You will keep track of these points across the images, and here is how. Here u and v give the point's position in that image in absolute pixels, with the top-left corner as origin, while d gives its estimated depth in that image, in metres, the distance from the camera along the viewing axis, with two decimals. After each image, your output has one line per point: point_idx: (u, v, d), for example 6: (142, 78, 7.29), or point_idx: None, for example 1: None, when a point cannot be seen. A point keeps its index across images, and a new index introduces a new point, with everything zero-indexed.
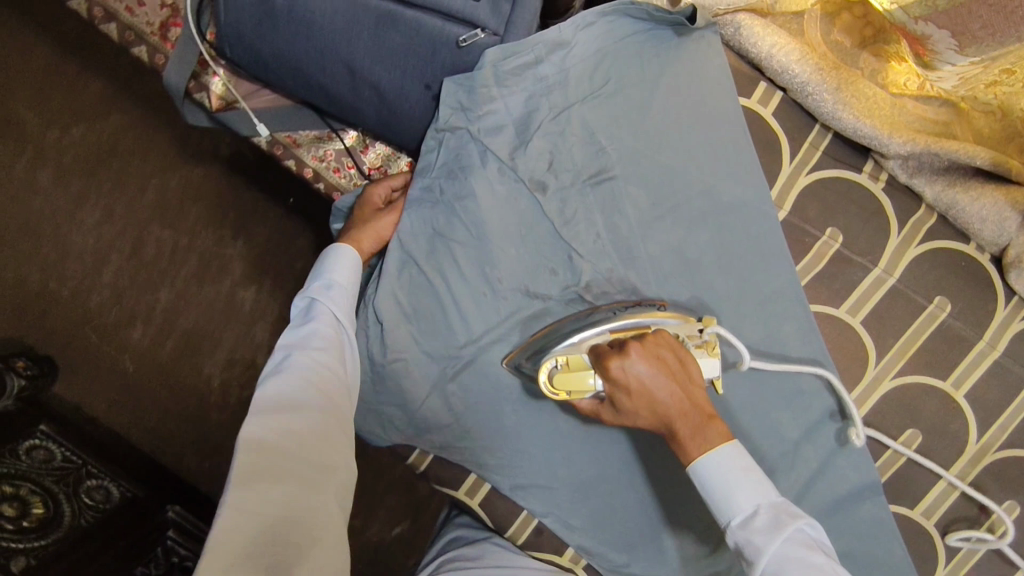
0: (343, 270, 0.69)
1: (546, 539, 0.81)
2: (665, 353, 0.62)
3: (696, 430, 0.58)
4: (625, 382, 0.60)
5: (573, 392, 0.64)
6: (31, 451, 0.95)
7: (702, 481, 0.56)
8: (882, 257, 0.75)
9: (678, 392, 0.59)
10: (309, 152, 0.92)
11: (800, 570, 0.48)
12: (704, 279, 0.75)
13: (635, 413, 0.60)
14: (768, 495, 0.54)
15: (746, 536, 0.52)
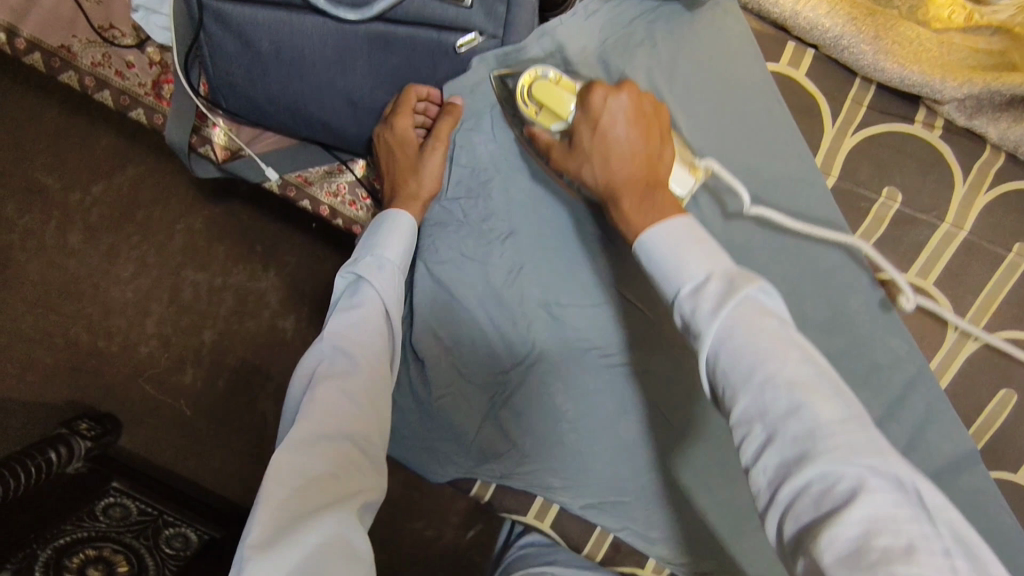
0: (393, 244, 0.67)
1: (626, 554, 0.79)
2: (653, 122, 0.60)
3: (639, 197, 0.55)
4: (598, 119, 0.58)
5: (546, 113, 0.63)
6: (110, 510, 1.03)
7: (651, 251, 0.49)
8: (948, 211, 0.69)
9: (642, 157, 0.58)
10: (322, 189, 0.89)
11: (751, 333, 0.41)
12: (753, 264, 0.70)
13: (586, 157, 0.59)
14: (719, 263, 0.46)
15: (694, 305, 0.44)
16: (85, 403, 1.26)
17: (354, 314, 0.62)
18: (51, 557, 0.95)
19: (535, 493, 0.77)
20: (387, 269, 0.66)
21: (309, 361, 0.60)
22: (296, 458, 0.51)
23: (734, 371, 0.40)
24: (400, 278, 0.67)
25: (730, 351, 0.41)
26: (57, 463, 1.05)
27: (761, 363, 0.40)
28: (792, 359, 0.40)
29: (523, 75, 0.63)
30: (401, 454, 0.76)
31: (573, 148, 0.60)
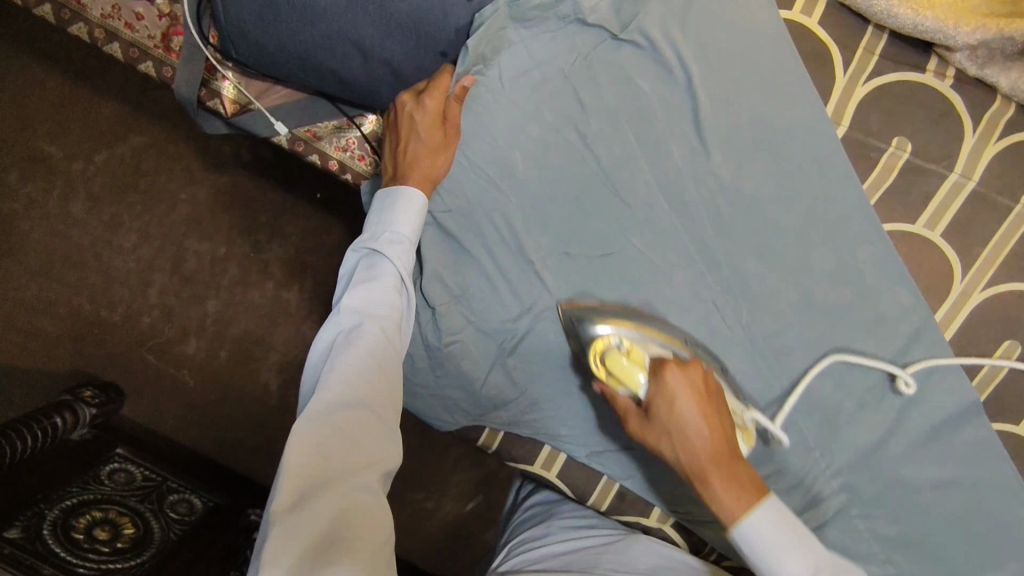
0: (406, 218, 0.64)
1: (631, 503, 0.80)
2: (719, 405, 0.61)
3: (728, 475, 0.56)
4: (673, 401, 0.58)
5: (614, 379, 0.64)
6: (115, 474, 1.08)
7: (752, 542, 0.54)
8: (958, 161, 0.70)
9: (713, 417, 0.58)
10: (331, 144, 0.89)
11: None
12: (762, 215, 0.71)
13: (664, 433, 0.58)
14: (821, 557, 0.54)
15: None
16: (89, 371, 1.27)
17: (367, 289, 0.60)
18: (58, 518, 0.95)
19: (541, 441, 0.79)
20: (401, 242, 0.63)
21: (325, 336, 0.59)
22: (314, 437, 0.50)
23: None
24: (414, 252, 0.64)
25: None
26: (64, 427, 1.09)
27: None
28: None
29: (596, 342, 0.67)
30: (411, 402, 0.77)
31: (650, 422, 0.59)
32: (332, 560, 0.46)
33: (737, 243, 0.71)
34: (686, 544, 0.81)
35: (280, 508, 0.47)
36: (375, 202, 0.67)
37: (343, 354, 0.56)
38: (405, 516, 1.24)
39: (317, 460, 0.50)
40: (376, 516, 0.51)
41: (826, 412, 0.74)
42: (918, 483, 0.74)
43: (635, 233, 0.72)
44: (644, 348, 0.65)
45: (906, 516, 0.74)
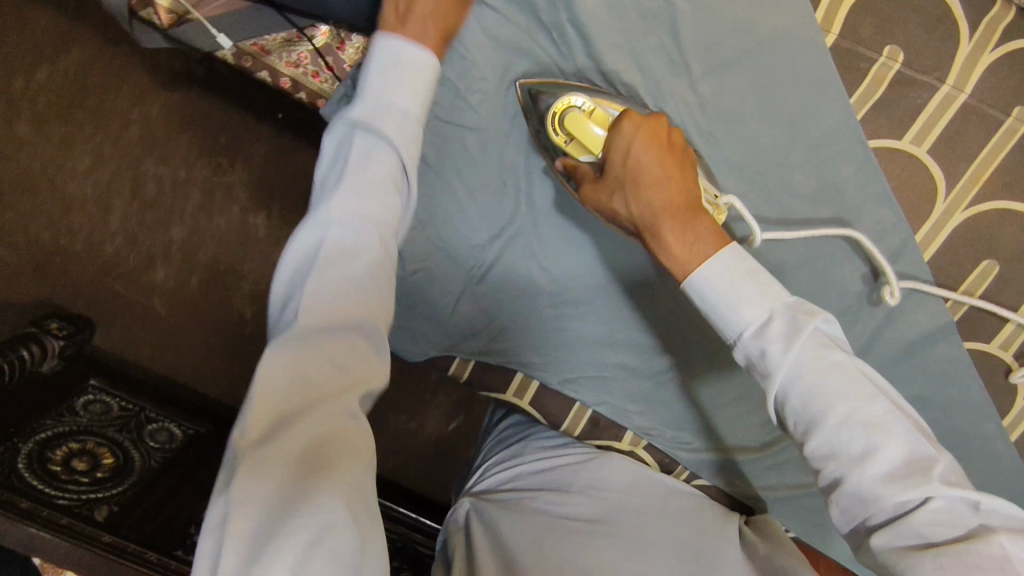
0: (407, 92, 0.57)
1: (605, 428, 0.81)
2: (680, 145, 0.62)
3: (681, 224, 0.58)
4: (628, 147, 0.61)
5: (576, 144, 0.64)
6: (90, 405, 1.08)
7: (702, 290, 0.55)
8: (951, 72, 0.65)
9: (675, 182, 0.60)
10: (281, 58, 0.83)
11: (824, 380, 0.50)
12: (748, 132, 0.67)
13: (617, 183, 0.62)
14: (777, 299, 0.53)
15: (761, 349, 0.52)
16: (53, 302, 1.21)
17: (360, 177, 0.52)
18: (33, 449, 0.95)
19: (513, 368, 0.78)
20: (408, 125, 0.56)
21: (307, 239, 0.50)
22: (295, 349, 0.44)
23: (808, 417, 0.50)
24: (416, 135, 0.57)
25: (800, 391, 0.50)
26: (31, 360, 1.06)
27: (833, 402, 0.49)
28: (863, 400, 0.49)
29: (556, 102, 0.63)
30: None
31: (606, 179, 0.62)
32: (306, 498, 0.41)
33: (717, 166, 0.68)
34: (657, 464, 0.82)
35: (247, 443, 0.41)
36: (370, 57, 0.57)
37: (336, 268, 0.48)
38: (386, 439, 1.24)
39: (299, 378, 0.44)
40: (360, 452, 0.44)
41: None
42: None
43: None
44: (609, 105, 0.63)
45: None
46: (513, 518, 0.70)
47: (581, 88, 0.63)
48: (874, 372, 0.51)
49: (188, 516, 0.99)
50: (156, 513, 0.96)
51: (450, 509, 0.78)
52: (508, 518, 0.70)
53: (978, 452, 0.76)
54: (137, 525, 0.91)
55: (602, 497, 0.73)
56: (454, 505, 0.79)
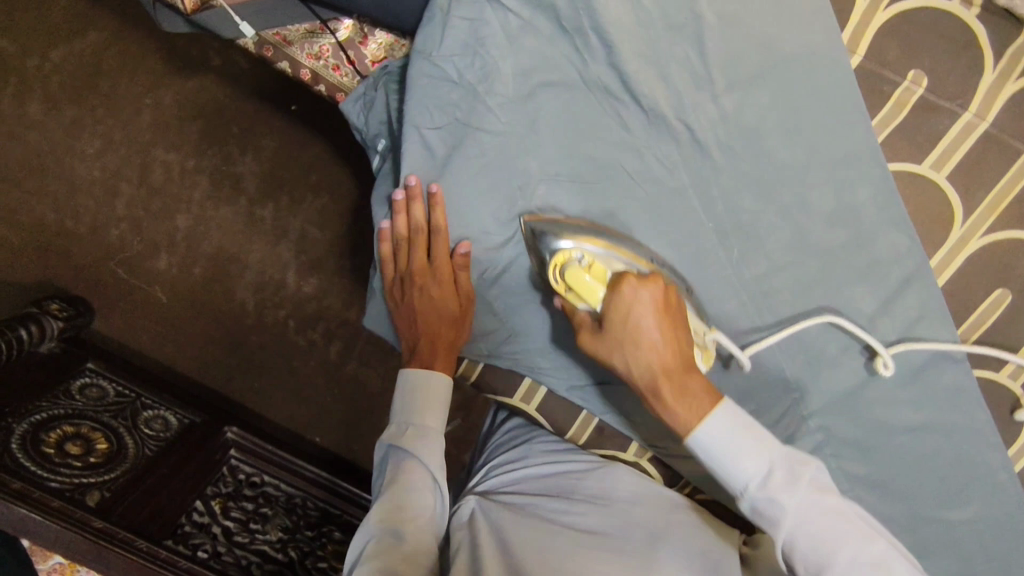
0: (426, 405, 0.73)
1: (608, 437, 0.81)
2: (676, 305, 0.63)
3: (681, 387, 0.60)
4: (633, 310, 0.61)
5: (574, 293, 0.64)
6: (87, 389, 1.08)
7: (706, 448, 0.58)
8: (973, 100, 0.66)
9: (673, 343, 0.61)
10: (302, 50, 0.83)
11: (824, 523, 0.54)
12: (767, 149, 0.67)
13: (619, 343, 0.62)
14: (775, 450, 0.57)
15: (767, 496, 0.55)
16: (56, 284, 1.22)
17: (391, 493, 0.68)
18: (27, 432, 0.94)
19: (522, 373, 0.78)
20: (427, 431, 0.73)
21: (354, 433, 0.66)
22: None
23: (817, 567, 0.54)
24: (438, 433, 0.73)
25: (811, 535, 0.54)
26: (28, 341, 1.06)
27: (834, 546, 0.53)
28: (863, 543, 0.54)
29: (556, 256, 0.65)
30: None
31: (606, 337, 0.62)
32: None
33: (733, 180, 0.68)
34: (659, 476, 0.83)
35: None
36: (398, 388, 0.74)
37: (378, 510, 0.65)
38: None
39: None
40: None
41: (808, 352, 0.73)
42: (891, 425, 0.75)
43: (628, 162, 0.68)
44: (608, 261, 0.64)
45: (874, 455, 0.76)
46: (518, 523, 0.70)
47: (575, 235, 0.65)
48: (857, 512, 0.55)
49: (178, 504, 1.00)
50: (147, 501, 0.96)
51: (452, 510, 0.79)
52: (512, 522, 0.71)
53: (981, 482, 0.76)
54: (130, 513, 0.92)
55: (603, 492, 0.75)
56: (456, 505, 0.80)
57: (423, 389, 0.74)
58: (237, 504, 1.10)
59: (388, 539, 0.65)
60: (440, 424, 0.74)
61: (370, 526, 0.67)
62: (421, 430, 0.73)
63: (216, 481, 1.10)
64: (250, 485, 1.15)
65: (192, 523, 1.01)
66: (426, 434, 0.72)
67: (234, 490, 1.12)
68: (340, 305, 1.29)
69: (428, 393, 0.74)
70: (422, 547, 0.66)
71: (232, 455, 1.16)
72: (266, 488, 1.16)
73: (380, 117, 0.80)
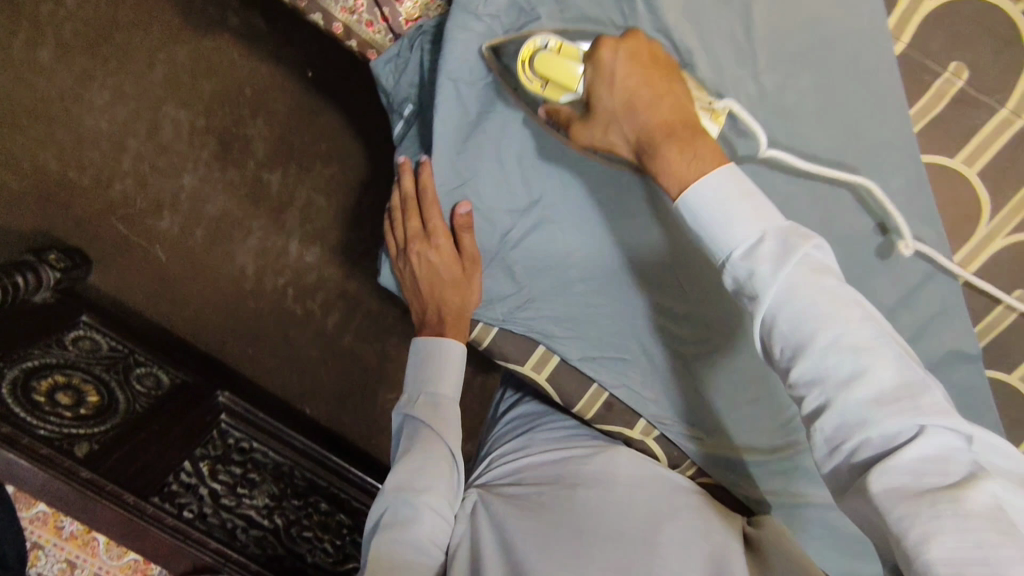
0: (444, 379, 0.78)
1: (617, 414, 0.79)
2: (661, 55, 0.59)
3: (681, 140, 0.54)
4: (611, 79, 0.57)
5: (554, 86, 0.61)
6: (80, 341, 1.08)
7: (696, 212, 0.51)
8: (1012, 96, 0.66)
9: (666, 103, 0.56)
10: (337, 4, 0.81)
11: (813, 300, 0.46)
12: (803, 131, 0.67)
13: (611, 116, 0.58)
14: (771, 221, 0.49)
15: (750, 264, 0.48)
16: (54, 235, 1.20)
17: (407, 463, 0.72)
18: (19, 378, 0.94)
19: (536, 340, 0.77)
20: (440, 406, 0.77)
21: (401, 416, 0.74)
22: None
23: (797, 343, 0.46)
24: (452, 408, 0.77)
25: (790, 316, 0.46)
26: (25, 287, 1.05)
27: (820, 327, 0.45)
28: (852, 326, 0.45)
29: (522, 50, 0.62)
30: None
31: (594, 117, 0.59)
32: None
33: (768, 159, 0.66)
34: (663, 456, 0.81)
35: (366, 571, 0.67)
36: (415, 363, 0.79)
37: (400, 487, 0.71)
38: None
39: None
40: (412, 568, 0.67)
41: None
42: None
43: None
44: (576, 41, 0.61)
45: None
46: (520, 513, 0.71)
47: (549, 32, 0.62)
48: (879, 317, 0.46)
49: (166, 462, 1.00)
50: (135, 458, 0.96)
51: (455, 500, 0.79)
52: (513, 512, 0.71)
53: None
54: (118, 467, 0.92)
55: (600, 470, 0.76)
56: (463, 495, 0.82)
57: (437, 357, 0.77)
58: (225, 468, 1.10)
59: (405, 511, 0.70)
60: (454, 392, 0.78)
61: (387, 496, 0.72)
62: (434, 400, 0.77)
63: (205, 443, 1.10)
64: (239, 449, 1.15)
65: (180, 483, 1.01)
66: (438, 403, 0.77)
67: (223, 453, 1.12)
68: (342, 276, 1.28)
69: (438, 360, 0.77)
70: (439, 515, 0.71)
71: (222, 419, 1.16)
72: (255, 454, 1.16)
73: (410, 80, 0.80)
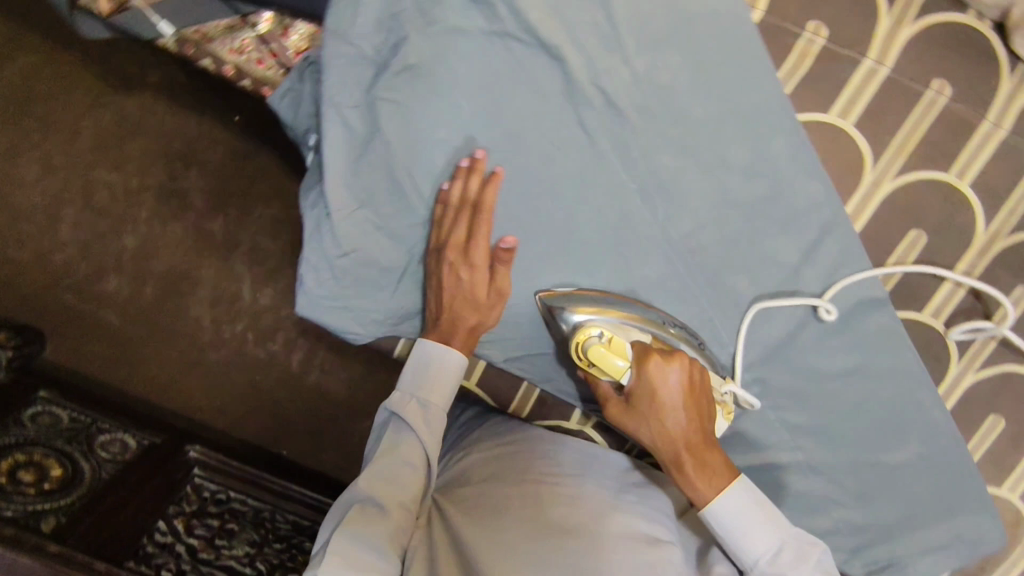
0: (435, 387, 0.74)
1: (552, 407, 0.83)
2: (700, 385, 0.70)
3: (700, 462, 0.68)
4: (662, 383, 0.68)
5: (597, 368, 0.72)
6: (37, 417, 1.00)
7: (722, 521, 0.68)
8: (871, 46, 0.69)
9: (695, 419, 0.69)
10: (223, 45, 0.83)
11: (786, 538, 0.68)
12: (682, 107, 0.69)
13: (643, 419, 0.69)
14: (788, 532, 0.69)
15: (777, 574, 0.67)
16: None
17: (381, 466, 0.69)
18: None
19: None
20: (430, 413, 0.73)
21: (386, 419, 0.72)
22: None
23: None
24: (440, 418, 0.74)
25: None
26: None
27: None
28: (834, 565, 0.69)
29: (577, 335, 0.72)
30: (304, 307, 0.73)
31: (632, 405, 0.70)
32: None
33: (651, 139, 0.69)
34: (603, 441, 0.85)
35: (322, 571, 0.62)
36: (413, 364, 0.74)
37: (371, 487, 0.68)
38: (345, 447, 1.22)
39: None
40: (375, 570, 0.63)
41: (736, 306, 0.75)
42: (826, 372, 0.77)
43: (550, 129, 0.69)
44: (624, 334, 0.72)
45: (806, 404, 0.78)
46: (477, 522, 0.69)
47: (595, 313, 0.72)
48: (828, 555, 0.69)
49: (139, 523, 0.95)
50: (104, 526, 0.89)
51: None
52: (472, 522, 0.70)
53: (917, 422, 0.78)
54: (86, 536, 0.85)
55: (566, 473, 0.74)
56: None
57: (439, 366, 0.73)
58: (202, 521, 1.04)
59: (371, 511, 0.67)
60: (446, 403, 0.75)
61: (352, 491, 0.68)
62: (425, 407, 0.73)
63: (178, 499, 1.04)
64: (217, 500, 1.08)
65: (154, 544, 0.96)
66: (429, 411, 0.73)
67: (197, 507, 1.05)
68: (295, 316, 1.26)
69: (443, 372, 0.74)
70: (404, 521, 0.68)
71: (194, 474, 1.09)
72: (234, 504, 1.09)
73: (310, 109, 0.80)
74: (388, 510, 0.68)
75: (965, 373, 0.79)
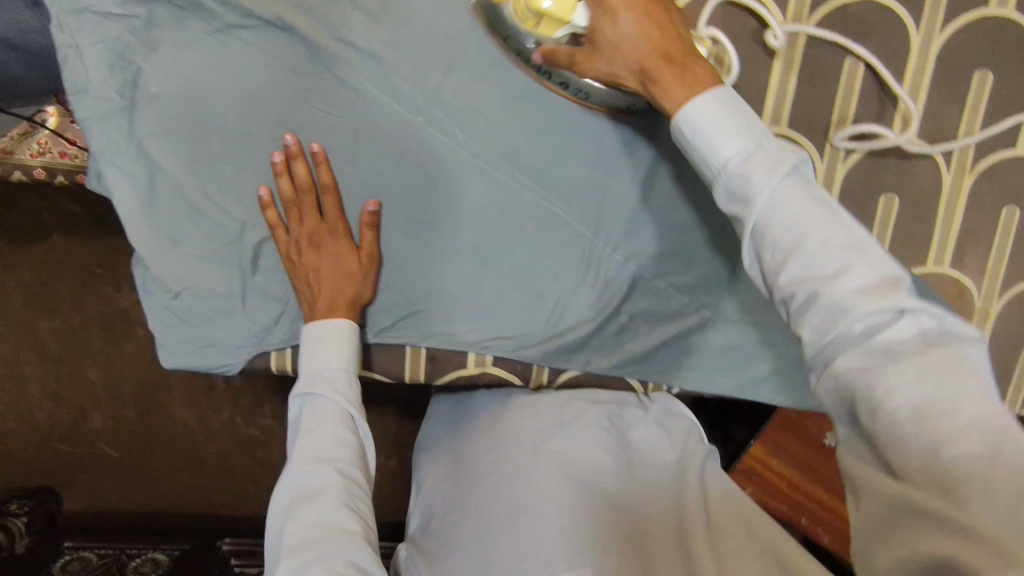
0: (335, 354, 0.68)
1: (445, 361, 0.78)
2: (670, 3, 0.60)
3: (679, 68, 0.57)
4: (613, 17, 0.57)
5: (544, 21, 0.60)
6: (69, 565, 0.96)
7: (692, 126, 0.54)
8: None
9: (664, 30, 0.58)
10: (28, 153, 1.06)
11: (792, 194, 0.50)
12: (430, 24, 0.67)
13: (609, 51, 0.59)
14: (761, 133, 0.53)
15: (746, 176, 0.51)
16: None
17: (307, 441, 0.65)
18: None
19: None
20: (339, 378, 0.68)
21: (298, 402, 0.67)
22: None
23: (788, 253, 0.49)
24: (355, 381, 0.69)
25: (780, 217, 0.50)
26: None
27: (809, 227, 0.49)
28: (837, 230, 0.49)
29: None
30: (166, 357, 0.73)
31: (598, 47, 0.59)
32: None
33: (415, 66, 0.68)
34: (513, 375, 0.79)
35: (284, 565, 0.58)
36: (307, 341, 0.69)
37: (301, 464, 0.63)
38: None
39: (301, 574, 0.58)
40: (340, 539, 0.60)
41: (579, 192, 0.72)
42: (693, 221, 0.73)
43: (314, 99, 0.67)
44: None
45: (690, 259, 0.75)
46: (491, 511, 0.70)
47: None
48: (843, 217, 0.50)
49: None
50: None
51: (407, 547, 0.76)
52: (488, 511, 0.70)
53: None
54: None
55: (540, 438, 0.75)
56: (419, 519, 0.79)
57: (331, 338, 0.68)
58: None
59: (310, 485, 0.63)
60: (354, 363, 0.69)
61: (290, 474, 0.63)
62: (333, 375, 0.68)
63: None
64: None
65: None
66: (338, 377, 0.68)
67: None
68: None
69: (335, 339, 0.68)
70: (352, 483, 0.64)
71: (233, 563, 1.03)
72: None
73: None
74: (330, 477, 0.63)
75: (835, 166, 0.75)
